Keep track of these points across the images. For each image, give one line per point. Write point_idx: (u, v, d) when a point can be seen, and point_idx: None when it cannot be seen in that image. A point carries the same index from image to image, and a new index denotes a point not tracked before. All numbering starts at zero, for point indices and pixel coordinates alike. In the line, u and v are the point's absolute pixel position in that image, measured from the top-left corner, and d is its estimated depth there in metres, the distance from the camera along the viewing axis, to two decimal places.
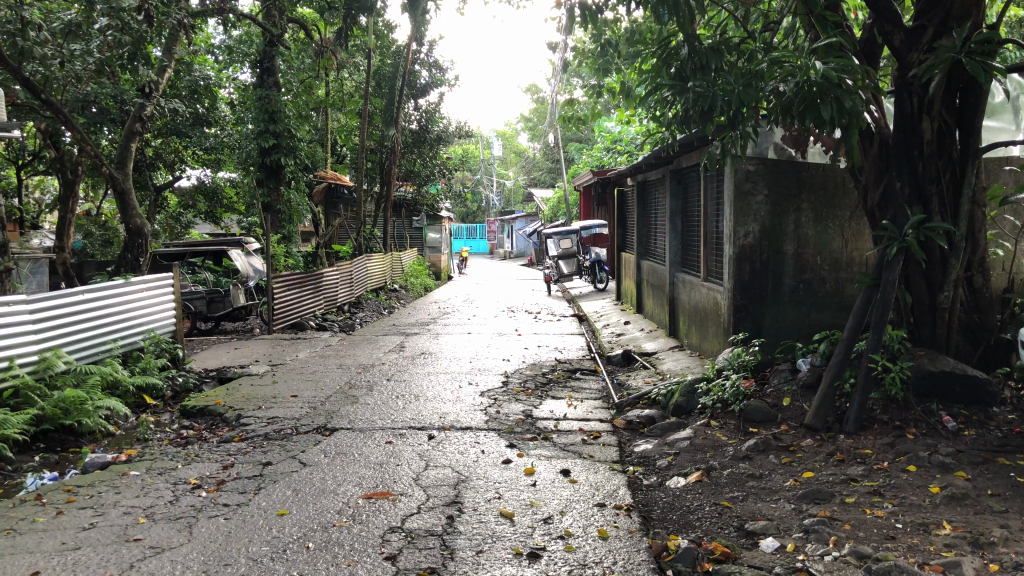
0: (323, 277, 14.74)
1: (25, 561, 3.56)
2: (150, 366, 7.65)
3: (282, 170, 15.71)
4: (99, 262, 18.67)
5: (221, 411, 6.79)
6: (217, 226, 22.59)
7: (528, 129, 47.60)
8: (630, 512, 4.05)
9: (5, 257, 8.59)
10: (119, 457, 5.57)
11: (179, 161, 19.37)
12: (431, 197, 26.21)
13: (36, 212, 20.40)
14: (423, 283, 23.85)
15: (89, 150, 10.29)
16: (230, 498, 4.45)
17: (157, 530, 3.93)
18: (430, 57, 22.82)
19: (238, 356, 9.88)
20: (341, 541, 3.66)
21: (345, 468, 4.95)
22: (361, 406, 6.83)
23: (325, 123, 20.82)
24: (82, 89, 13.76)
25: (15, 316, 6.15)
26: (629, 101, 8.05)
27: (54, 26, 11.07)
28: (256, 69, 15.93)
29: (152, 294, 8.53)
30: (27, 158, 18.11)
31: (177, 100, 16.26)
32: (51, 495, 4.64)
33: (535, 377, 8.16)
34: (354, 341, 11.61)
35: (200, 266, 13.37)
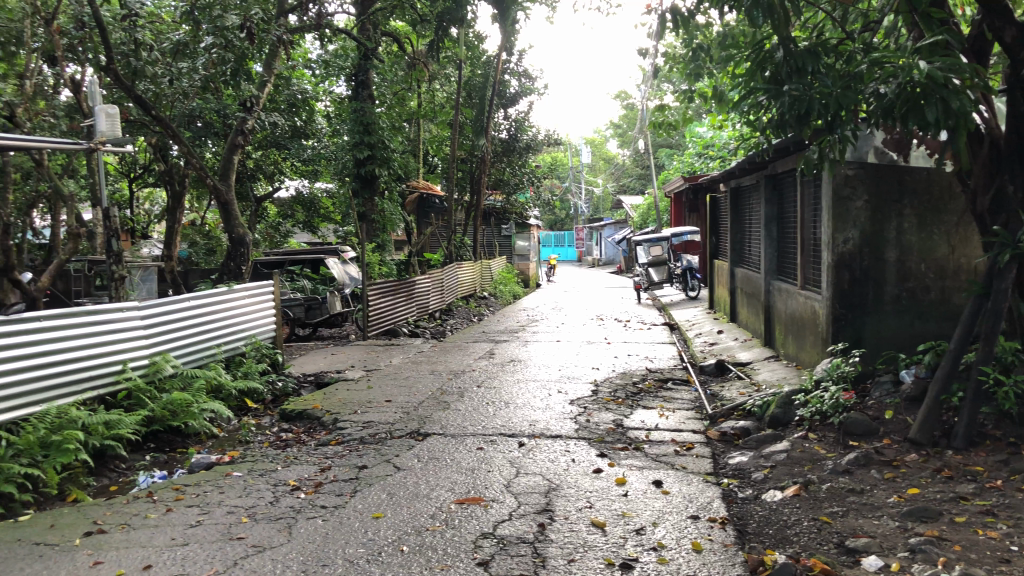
0: (416, 285, 15.01)
1: (140, 554, 3.74)
2: (251, 371, 7.95)
3: (376, 180, 16.04)
4: (204, 270, 19.51)
5: (319, 415, 6.99)
6: (314, 235, 23.27)
7: (618, 136, 47.38)
8: (724, 525, 3.97)
9: (119, 265, 9.08)
10: (223, 458, 5.79)
11: (279, 172, 20.07)
12: (521, 206, 26.36)
13: (146, 222, 21.47)
14: (513, 290, 24.00)
15: (195, 163, 10.76)
16: (328, 500, 4.57)
17: (259, 530, 4.07)
18: (520, 66, 22.99)
19: (334, 361, 10.15)
20: (434, 545, 3.72)
21: (438, 473, 5.02)
22: (452, 412, 6.91)
23: (418, 133, 21.21)
24: (189, 104, 14.40)
25: (128, 322, 6.51)
26: (722, 107, 7.90)
27: (164, 46, 11.79)
28: (352, 82, 16.35)
29: (253, 300, 8.85)
30: (139, 171, 19.08)
31: (277, 113, 16.87)
32: (161, 492, 4.87)
33: (626, 386, 8.10)
34: (445, 348, 11.78)
35: (298, 274, 13.65)
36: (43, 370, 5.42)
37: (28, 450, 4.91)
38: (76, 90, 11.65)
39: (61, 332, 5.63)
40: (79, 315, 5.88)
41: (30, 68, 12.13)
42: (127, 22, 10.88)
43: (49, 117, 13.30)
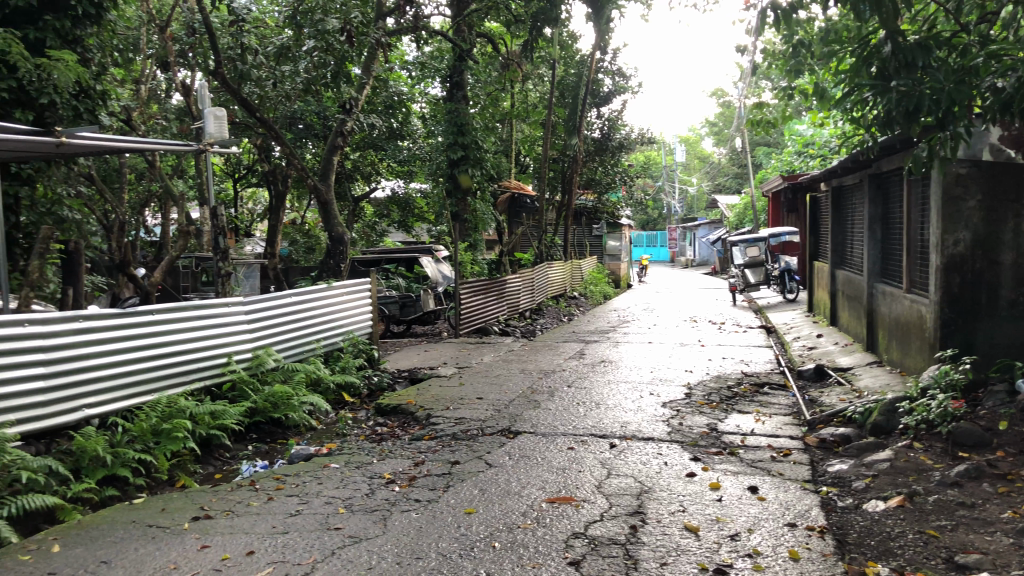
0: (507, 284, 15.11)
1: (243, 540, 3.90)
2: (348, 365, 8.17)
3: (469, 181, 16.20)
4: (304, 268, 20.14)
5: (412, 410, 7.12)
6: (409, 235, 23.67)
7: (713, 134, 46.53)
8: (824, 534, 3.86)
9: (226, 262, 9.44)
10: (322, 450, 5.97)
11: (375, 172, 20.54)
12: (613, 205, 26.22)
13: (249, 221, 22.25)
14: (604, 291, 23.86)
15: (296, 164, 11.08)
16: (421, 494, 4.65)
17: (356, 521, 4.17)
18: (614, 64, 22.83)
19: (427, 358, 10.30)
20: (526, 543, 3.74)
21: (530, 471, 5.04)
22: (543, 411, 6.92)
23: (511, 133, 21.34)
24: (291, 107, 14.87)
25: (233, 317, 6.80)
26: (823, 104, 7.65)
27: (269, 51, 12.20)
28: (446, 83, 16.57)
29: (351, 297, 9.10)
30: (243, 171, 19.82)
31: (375, 115, 17.25)
32: (262, 481, 5.05)
33: (720, 390, 7.94)
34: (535, 347, 11.80)
35: (393, 272, 13.94)
36: (154, 361, 5.72)
37: (141, 437, 5.18)
38: (187, 94, 12.16)
39: (170, 325, 5.94)
40: (188, 309, 6.18)
41: (145, 74, 12.75)
42: (235, 28, 11.32)
43: (162, 120, 13.96)
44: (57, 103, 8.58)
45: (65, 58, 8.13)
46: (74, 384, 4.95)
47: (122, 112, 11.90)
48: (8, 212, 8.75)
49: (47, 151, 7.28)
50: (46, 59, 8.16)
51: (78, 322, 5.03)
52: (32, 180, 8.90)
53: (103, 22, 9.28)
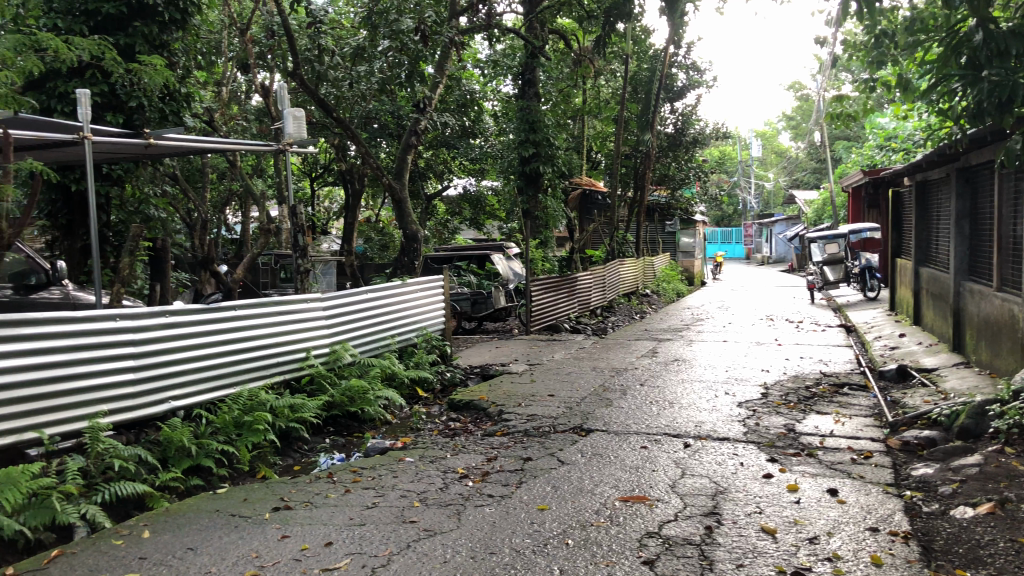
0: (578, 281, 15.09)
1: (321, 531, 3.99)
2: (422, 361, 8.27)
3: (540, 178, 16.15)
4: (378, 265, 20.45)
5: (485, 406, 7.16)
6: (481, 232, 23.83)
7: (791, 128, 45.50)
8: (908, 540, 3.74)
9: (304, 259, 9.67)
10: (396, 444, 6.06)
11: (448, 170, 20.73)
12: (686, 202, 25.88)
13: (326, 219, 22.74)
14: (677, 288, 23.57)
15: (371, 163, 11.22)
16: (494, 489, 4.69)
17: (430, 514, 4.23)
18: (688, 59, 22.52)
19: (499, 355, 10.35)
20: (599, 541, 3.73)
21: (603, 469, 5.02)
22: (616, 409, 6.89)
23: (582, 130, 21.25)
24: (366, 107, 15.13)
25: (312, 312, 6.97)
26: (907, 96, 7.39)
27: (346, 52, 12.43)
28: (518, 80, 16.60)
29: (425, 294, 9.22)
30: (320, 170, 20.25)
31: (447, 113, 17.40)
32: (340, 474, 5.16)
33: (798, 390, 7.76)
34: (606, 345, 11.74)
35: (465, 269, 14.05)
36: (237, 355, 5.91)
37: (224, 428, 5.34)
38: (266, 95, 12.47)
39: (252, 320, 6.12)
40: (269, 305, 6.36)
41: (227, 77, 13.13)
42: (312, 30, 11.57)
43: (243, 121, 14.38)
44: (144, 106, 8.90)
45: (153, 62, 8.44)
46: (162, 376, 5.15)
47: (205, 113, 12.28)
48: (99, 211, 9.12)
49: (136, 152, 7.54)
50: (136, 63, 8.49)
51: (165, 317, 5.23)
52: (121, 181, 9.26)
53: (188, 27, 9.63)
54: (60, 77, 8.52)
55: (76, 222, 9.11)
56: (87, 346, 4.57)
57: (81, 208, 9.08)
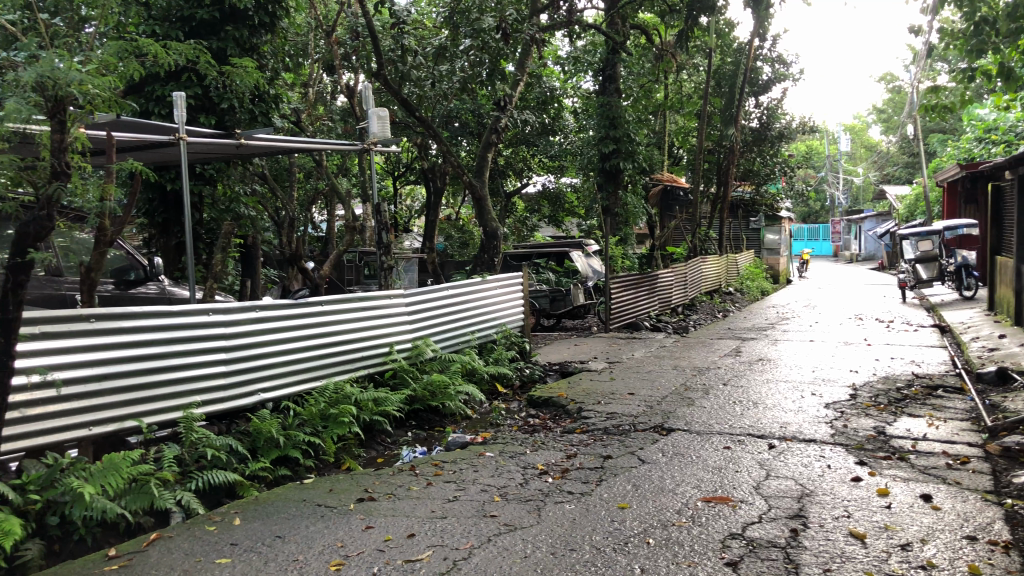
0: (659, 278, 14.93)
1: (404, 523, 4.06)
2: (501, 357, 8.32)
3: (620, 174, 16.03)
4: (458, 263, 20.65)
5: (564, 403, 7.15)
6: (560, 230, 23.78)
7: (882, 121, 43.96)
8: (1009, 550, 3.56)
9: (388, 256, 9.82)
10: (477, 439, 6.12)
11: (527, 167, 20.77)
12: (771, 197, 25.30)
13: (408, 217, 23.09)
14: (761, 286, 23.06)
15: (452, 161, 11.33)
16: (574, 486, 4.68)
17: (510, 509, 4.25)
18: (773, 52, 22.00)
19: (578, 352, 10.32)
20: (681, 541, 3.69)
21: (684, 469, 4.96)
22: (698, 409, 6.79)
23: (664, 125, 20.97)
24: (448, 106, 15.30)
25: (395, 308, 7.10)
26: (1009, 86, 7.07)
27: (428, 52, 12.58)
28: (599, 76, 16.48)
29: (504, 290, 9.28)
30: (402, 169, 20.54)
31: (528, 111, 17.43)
32: (422, 467, 5.23)
33: (888, 391, 7.50)
34: (688, 344, 11.58)
35: (545, 266, 14.06)
36: (323, 349, 6.07)
37: (311, 420, 5.48)
38: (351, 96, 12.74)
39: (337, 315, 6.27)
40: (353, 300, 6.50)
41: (313, 77, 13.45)
42: (396, 31, 11.75)
43: (328, 122, 14.71)
44: (234, 107, 9.22)
45: (245, 65, 8.72)
46: (251, 369, 5.32)
47: (292, 115, 12.62)
48: (193, 210, 9.48)
49: (229, 152, 7.79)
50: (228, 66, 8.77)
51: (256, 312, 5.41)
52: (213, 181, 9.61)
53: (276, 30, 9.93)
54: (158, 81, 8.91)
55: (172, 220, 9.49)
56: (180, 340, 4.76)
57: (176, 208, 9.46)
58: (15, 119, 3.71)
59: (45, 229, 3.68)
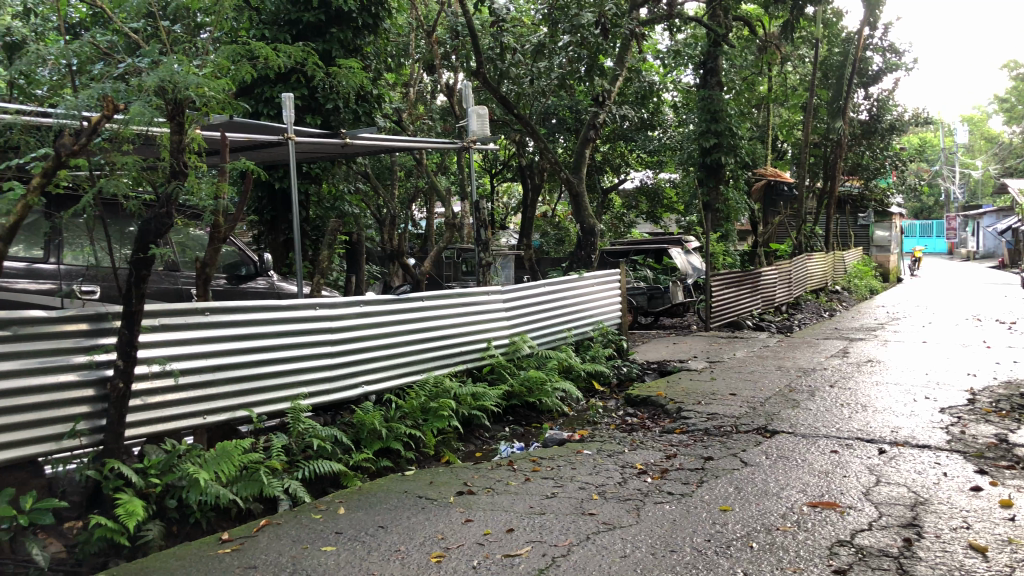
0: (762, 276, 14.55)
1: (503, 518, 4.08)
2: (598, 355, 8.28)
3: (722, 169, 15.71)
4: (554, 259, 20.68)
5: (663, 402, 7.05)
6: (658, 226, 23.49)
7: (1005, 111, 41.54)
8: None
9: (486, 252, 9.89)
10: (575, 436, 6.09)
11: (625, 163, 20.61)
12: (881, 192, 24.31)
13: (505, 214, 23.23)
14: (870, 284, 22.17)
15: (549, 158, 11.32)
16: (674, 486, 4.61)
17: (609, 508, 4.22)
18: (885, 40, 21.11)
19: (677, 351, 10.17)
20: (787, 546, 3.58)
21: (789, 472, 4.82)
22: (803, 411, 6.58)
23: (767, 118, 20.43)
24: (545, 101, 15.32)
25: (493, 303, 7.16)
26: None
27: (527, 48, 12.63)
28: (700, 70, 16.16)
29: (601, 287, 9.23)
30: (499, 167, 20.71)
31: (626, 106, 17.27)
32: (520, 462, 5.26)
33: (1011, 397, 7.10)
34: (793, 343, 11.24)
35: (642, 263, 13.91)
36: (423, 344, 6.17)
37: (412, 413, 5.58)
38: (451, 94, 12.90)
39: (436, 310, 6.37)
40: (452, 296, 6.58)
41: (414, 77, 13.65)
42: (495, 30, 11.84)
43: (428, 120, 14.97)
44: (339, 107, 9.48)
45: (350, 66, 8.95)
46: (355, 362, 5.46)
47: (394, 114, 12.89)
48: (300, 207, 9.79)
49: (334, 151, 8.01)
50: (334, 67, 9.01)
51: (359, 307, 5.56)
52: (319, 179, 9.90)
53: (378, 31, 10.16)
54: (267, 83, 9.25)
55: (279, 217, 9.83)
56: (289, 333, 4.94)
57: (284, 205, 9.79)
58: (139, 122, 3.89)
59: (165, 226, 3.86)
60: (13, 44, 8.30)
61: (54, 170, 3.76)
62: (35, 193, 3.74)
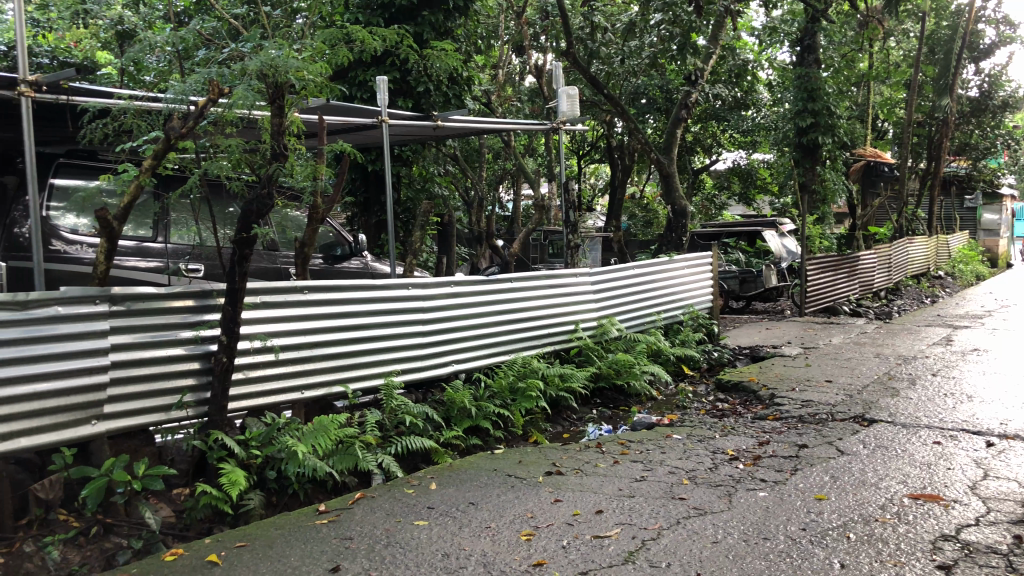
0: (860, 260, 14.06)
1: (592, 499, 4.09)
2: (688, 339, 8.18)
3: (819, 149, 15.21)
4: (642, 242, 20.48)
5: (755, 388, 6.91)
6: (750, 208, 22.96)
7: None
8: None
9: (574, 234, 9.85)
10: (663, 420, 6.03)
11: (716, 143, 20.19)
12: (991, 173, 23.12)
13: (592, 196, 23.13)
14: (977, 269, 21.18)
15: (639, 138, 11.18)
16: (768, 474, 4.53)
17: (700, 493, 4.18)
18: (998, 12, 19.99)
19: (770, 336, 9.94)
20: (886, 538, 3.47)
21: (889, 462, 4.66)
22: (903, 400, 6.35)
23: (868, 96, 19.67)
24: (636, 81, 15.12)
25: (581, 285, 7.15)
26: None
27: (618, 28, 12.49)
28: (797, 47, 15.65)
29: (692, 270, 9.09)
30: (587, 148, 20.58)
31: (719, 85, 16.90)
32: (608, 445, 5.25)
33: None
34: (893, 330, 10.84)
35: (734, 246, 13.63)
36: (512, 324, 6.22)
37: (501, 393, 5.64)
38: (540, 75, 12.86)
39: (525, 291, 6.42)
40: (540, 277, 6.61)
41: (503, 59, 13.65)
42: (585, 10, 11.73)
43: (516, 102, 15.01)
44: (431, 90, 9.57)
45: (443, 48, 9.02)
46: (445, 342, 5.54)
47: (483, 96, 12.97)
48: (392, 189, 9.97)
49: (426, 133, 8.09)
50: (427, 50, 9.11)
51: (450, 287, 5.64)
52: (410, 161, 10.04)
53: (469, 13, 10.21)
54: (361, 66, 9.43)
55: (372, 199, 10.02)
56: (382, 312, 5.05)
57: (376, 187, 9.97)
58: (243, 105, 4.01)
59: (266, 207, 3.98)
60: (125, 33, 8.70)
61: (163, 153, 3.93)
62: (147, 174, 3.93)
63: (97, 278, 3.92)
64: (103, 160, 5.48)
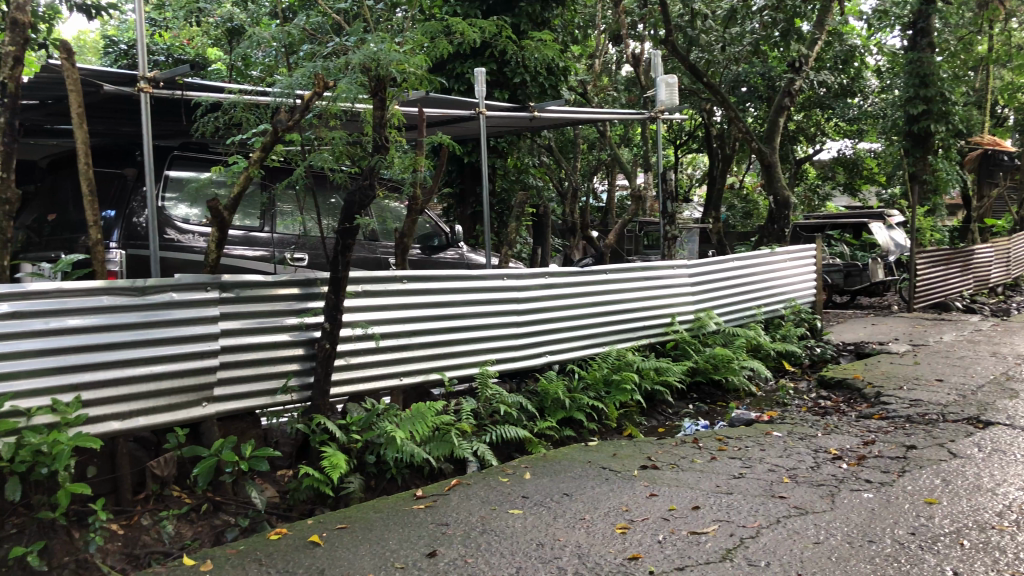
0: (975, 254, 13.37)
1: (689, 495, 4.03)
2: (789, 334, 7.95)
3: (931, 137, 14.52)
4: (740, 233, 20.01)
5: (860, 385, 6.66)
6: (856, 199, 22.13)
7: None
8: None
9: (671, 226, 9.70)
10: (763, 417, 5.88)
11: (820, 132, 19.53)
12: None
13: (689, 186, 22.74)
14: None
15: (740, 128, 10.92)
16: (873, 475, 4.36)
17: (801, 492, 4.06)
18: None
19: (876, 332, 9.57)
20: (1004, 547, 3.29)
21: (1006, 467, 4.42)
22: (1023, 402, 6.00)
23: (986, 81, 18.66)
24: (737, 69, 14.77)
25: (678, 277, 7.05)
26: None
27: (718, 15, 12.22)
28: (908, 31, 14.98)
29: (794, 263, 8.82)
30: (684, 138, 20.21)
31: (824, 71, 16.33)
32: (705, 440, 5.15)
33: None
34: (1011, 328, 10.27)
35: (838, 238, 13.18)
36: (607, 317, 6.18)
37: (595, 385, 5.62)
38: (637, 65, 12.70)
39: (620, 282, 6.37)
40: (635, 268, 6.55)
41: (599, 48, 13.53)
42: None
43: (613, 92, 14.88)
44: (527, 81, 9.60)
45: (540, 39, 9.01)
46: (540, 332, 5.56)
47: (579, 86, 12.91)
48: (488, 180, 10.04)
49: (523, 125, 8.10)
50: (524, 42, 9.12)
51: (543, 278, 5.64)
52: (505, 153, 10.09)
53: (566, 3, 10.16)
54: (459, 59, 9.51)
55: (468, 190, 10.12)
56: (478, 302, 5.10)
57: (472, 178, 10.05)
58: (346, 98, 4.10)
59: (367, 198, 4.06)
60: (235, 30, 9.01)
61: (271, 145, 4.05)
62: (256, 166, 4.06)
63: (208, 266, 4.09)
64: (214, 152, 5.67)
